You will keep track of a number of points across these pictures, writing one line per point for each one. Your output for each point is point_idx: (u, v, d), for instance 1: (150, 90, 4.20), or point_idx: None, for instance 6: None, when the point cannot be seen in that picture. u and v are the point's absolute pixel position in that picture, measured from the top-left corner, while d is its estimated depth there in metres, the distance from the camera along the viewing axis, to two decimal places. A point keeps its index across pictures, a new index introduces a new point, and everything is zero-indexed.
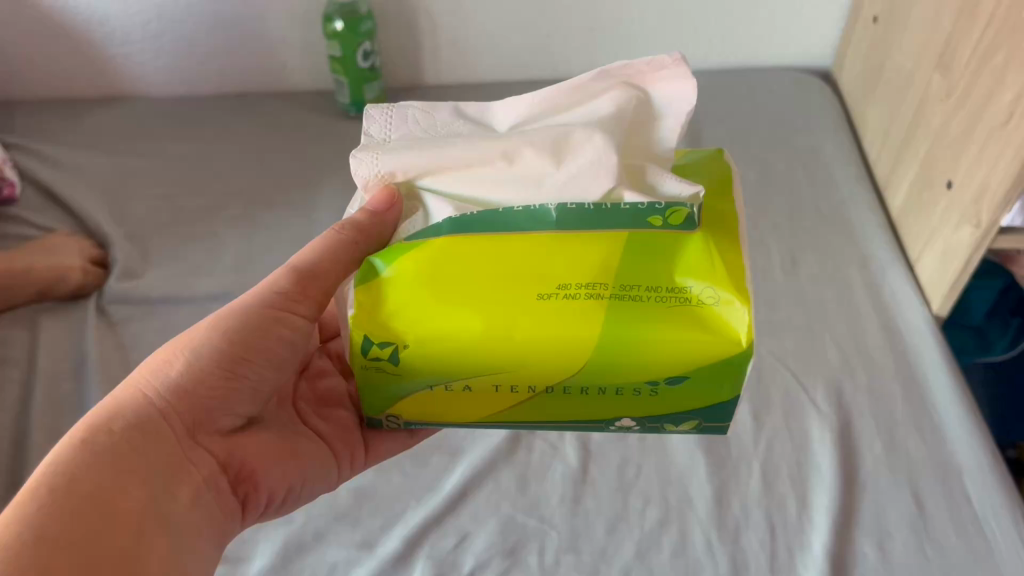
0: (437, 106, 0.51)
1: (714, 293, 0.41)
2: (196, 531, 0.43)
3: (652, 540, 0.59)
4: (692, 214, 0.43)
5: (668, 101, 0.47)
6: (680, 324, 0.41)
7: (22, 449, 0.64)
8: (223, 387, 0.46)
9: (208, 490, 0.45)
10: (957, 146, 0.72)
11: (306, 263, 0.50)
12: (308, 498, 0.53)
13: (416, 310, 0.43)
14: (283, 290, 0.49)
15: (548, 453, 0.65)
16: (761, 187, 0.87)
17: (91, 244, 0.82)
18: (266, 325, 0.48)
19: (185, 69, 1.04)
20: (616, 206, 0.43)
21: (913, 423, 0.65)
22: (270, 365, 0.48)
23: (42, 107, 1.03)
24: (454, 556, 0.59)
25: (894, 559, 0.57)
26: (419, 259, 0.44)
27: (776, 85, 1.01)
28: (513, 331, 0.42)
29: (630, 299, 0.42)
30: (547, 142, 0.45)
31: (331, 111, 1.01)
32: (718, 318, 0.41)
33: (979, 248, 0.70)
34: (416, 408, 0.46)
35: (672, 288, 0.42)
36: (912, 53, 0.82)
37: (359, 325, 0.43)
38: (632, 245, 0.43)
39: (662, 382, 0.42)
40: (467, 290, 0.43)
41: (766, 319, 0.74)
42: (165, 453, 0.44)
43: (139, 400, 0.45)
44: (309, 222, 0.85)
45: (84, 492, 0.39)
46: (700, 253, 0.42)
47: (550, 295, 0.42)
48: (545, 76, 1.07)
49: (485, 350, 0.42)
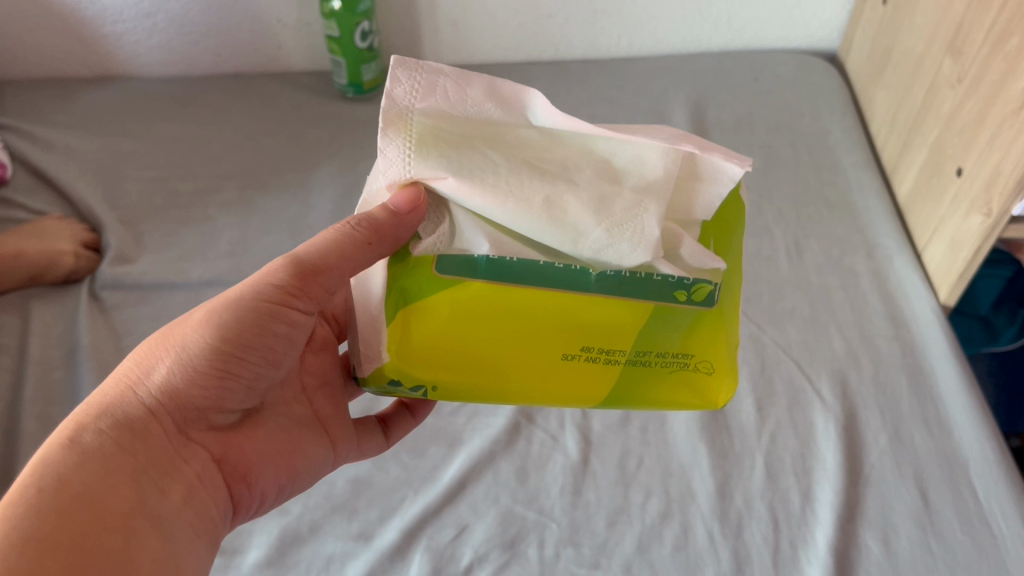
0: (469, 76, 0.44)
1: (709, 366, 0.47)
2: (191, 531, 0.41)
3: (653, 533, 0.58)
4: (713, 292, 0.45)
5: (719, 174, 0.43)
6: (677, 389, 0.47)
7: (12, 437, 0.63)
8: (219, 385, 0.43)
9: (203, 488, 0.43)
10: (968, 133, 0.71)
11: (309, 255, 0.45)
12: (306, 486, 0.51)
13: (449, 355, 0.46)
14: (281, 283, 0.44)
15: (548, 444, 0.64)
16: (765, 173, 0.86)
17: (84, 228, 0.80)
18: (263, 322, 0.44)
19: (179, 49, 1.02)
20: (649, 277, 0.44)
21: (919, 415, 0.64)
22: (268, 363, 0.45)
23: (34, 86, 1.01)
24: (452, 549, 0.58)
25: (898, 553, 0.56)
26: (454, 302, 0.45)
27: (782, 68, 0.99)
28: (534, 383, 0.47)
29: (639, 363, 0.47)
30: (593, 196, 0.42)
31: (329, 93, 0.99)
32: (710, 386, 0.47)
33: (989, 236, 0.69)
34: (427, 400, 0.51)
35: (677, 355, 0.47)
36: (923, 36, 0.80)
37: (392, 371, 0.45)
38: (654, 315, 0.46)
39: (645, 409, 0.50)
40: (497, 340, 0.46)
41: (769, 308, 0.73)
42: (157, 453, 0.41)
43: (129, 398, 0.42)
44: (305, 207, 0.83)
45: (71, 494, 0.37)
46: (708, 328, 0.46)
47: (572, 354, 0.46)
48: (546, 57, 1.05)
49: (507, 393, 0.47)
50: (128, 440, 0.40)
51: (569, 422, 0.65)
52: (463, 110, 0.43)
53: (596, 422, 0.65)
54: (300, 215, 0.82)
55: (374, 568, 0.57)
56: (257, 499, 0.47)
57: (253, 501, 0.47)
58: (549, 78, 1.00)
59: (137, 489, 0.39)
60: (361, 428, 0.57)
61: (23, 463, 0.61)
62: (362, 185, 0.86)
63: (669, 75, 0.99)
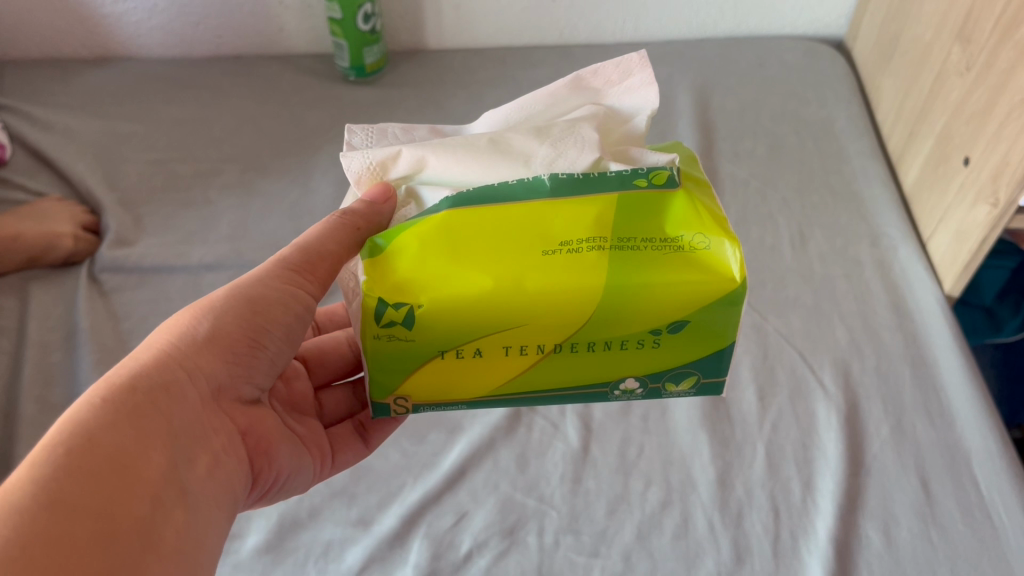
0: (413, 125, 0.51)
1: (704, 239, 0.42)
2: (213, 500, 0.41)
3: (654, 522, 0.58)
4: (673, 174, 0.44)
5: (640, 104, 0.49)
6: (679, 268, 0.41)
7: (9, 420, 0.63)
8: (247, 354, 0.45)
9: (226, 457, 0.43)
10: (976, 122, 0.70)
11: (313, 242, 0.48)
12: (290, 493, 0.51)
13: (429, 272, 0.42)
14: (293, 267, 0.48)
15: (548, 432, 0.64)
16: (769, 160, 0.85)
17: (83, 210, 0.80)
18: (286, 299, 0.47)
19: (180, 30, 1.01)
20: (603, 174, 0.44)
21: (922, 406, 0.64)
22: (285, 339, 0.47)
23: (33, 67, 1.00)
24: (451, 536, 0.58)
25: (899, 544, 0.56)
26: (421, 235, 0.42)
27: (787, 55, 0.98)
28: (523, 285, 0.41)
29: (629, 249, 0.42)
30: (530, 130, 0.46)
31: (331, 75, 0.99)
32: (711, 260, 0.42)
33: (995, 226, 0.68)
34: (424, 383, 0.45)
35: (666, 238, 0.42)
36: (932, 23, 0.79)
37: (371, 290, 0.42)
38: (622, 205, 0.43)
39: (663, 330, 0.42)
40: (471, 248, 0.42)
41: (772, 297, 0.72)
42: (188, 414, 0.41)
43: (161, 358, 0.42)
44: (306, 190, 0.83)
45: (103, 452, 0.36)
46: (686, 206, 0.43)
47: (555, 251, 0.42)
48: (550, 42, 1.04)
49: (497, 306, 0.41)
50: (163, 401, 0.40)
51: (570, 409, 0.65)
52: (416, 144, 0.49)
53: (596, 410, 0.65)
54: (301, 199, 0.82)
55: (373, 555, 0.57)
56: (271, 479, 0.47)
57: (268, 480, 0.47)
58: (552, 63, 0.99)
59: (167, 453, 0.39)
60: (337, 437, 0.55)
61: (20, 447, 0.61)
62: None
63: (674, 61, 0.98)
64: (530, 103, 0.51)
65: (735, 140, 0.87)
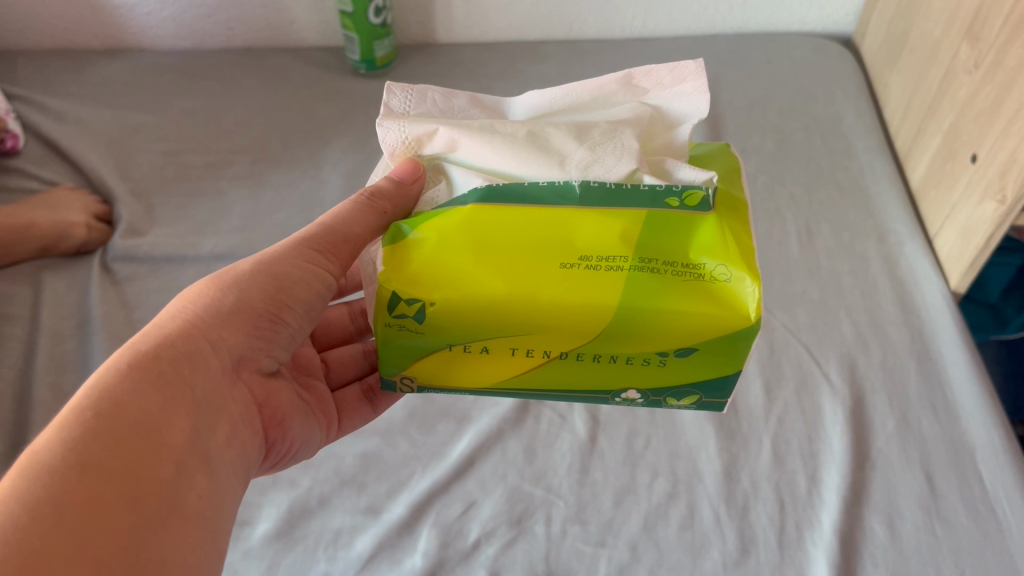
0: (454, 91, 0.51)
1: (725, 270, 0.42)
2: (230, 468, 0.41)
3: (660, 512, 0.58)
4: (708, 196, 0.43)
5: (686, 113, 0.48)
6: (696, 298, 0.42)
7: (23, 406, 0.63)
8: (268, 327, 0.46)
9: (242, 430, 0.44)
10: (984, 119, 0.71)
11: (339, 224, 0.49)
12: (303, 456, 0.52)
13: (446, 270, 0.43)
14: (317, 247, 0.48)
15: (556, 423, 0.64)
16: (777, 156, 0.85)
17: (95, 200, 0.80)
18: (308, 277, 0.47)
19: (191, 22, 1.01)
20: (636, 187, 0.43)
21: (926, 401, 0.64)
22: (306, 315, 0.48)
23: (46, 57, 1.00)
24: (459, 525, 0.58)
25: (903, 537, 0.57)
26: (440, 231, 0.44)
27: (796, 51, 0.99)
28: (537, 295, 0.42)
29: (648, 270, 0.42)
30: (571, 127, 0.46)
31: (341, 68, 0.99)
32: (728, 293, 0.42)
33: (1001, 224, 0.69)
34: (431, 370, 0.46)
35: (687, 264, 0.42)
36: (941, 20, 0.79)
37: (388, 282, 0.43)
38: (648, 223, 0.43)
39: (671, 354, 0.43)
40: (491, 250, 0.43)
41: (779, 292, 0.73)
42: (209, 384, 0.42)
43: (187, 328, 0.43)
44: (316, 182, 0.83)
45: (131, 417, 0.37)
46: (714, 234, 0.43)
47: (573, 265, 0.42)
48: (559, 36, 1.05)
49: (510, 310, 0.42)
50: (186, 369, 0.41)
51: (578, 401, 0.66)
52: (454, 115, 0.50)
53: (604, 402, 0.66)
54: (311, 191, 0.82)
55: (382, 543, 0.57)
56: (283, 451, 0.49)
57: (279, 452, 0.49)
58: (562, 58, 1.00)
59: (190, 421, 0.39)
60: (344, 404, 0.56)
61: (34, 433, 0.61)
62: (372, 162, 0.86)
63: (683, 56, 0.98)
64: (578, 93, 0.51)
65: (744, 135, 0.88)
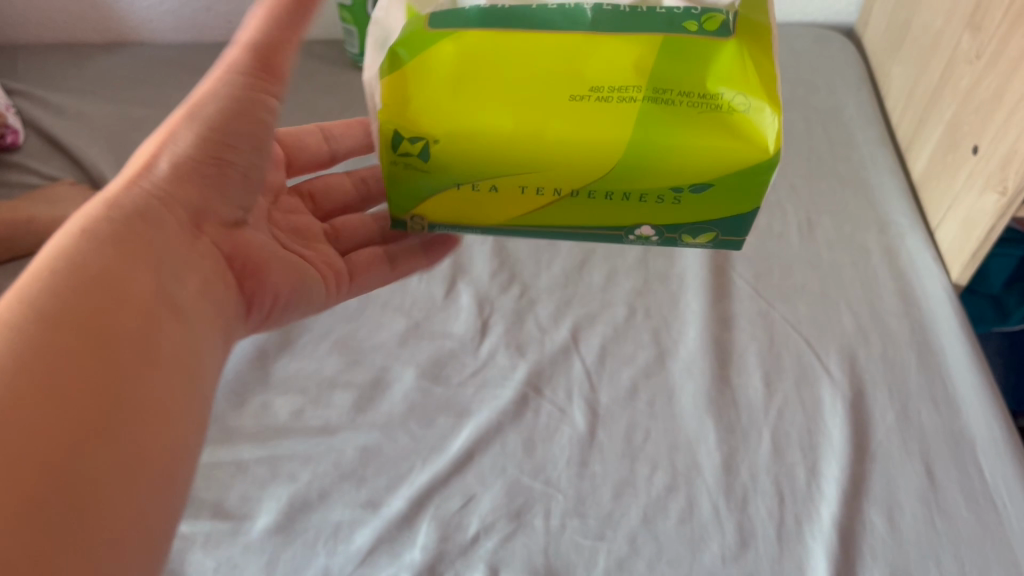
0: None
1: (745, 99, 0.44)
2: (185, 349, 0.42)
3: (659, 505, 0.59)
4: (727, 20, 0.45)
5: None
6: (713, 130, 0.43)
7: None
8: (214, 170, 0.48)
9: (206, 299, 0.46)
10: (985, 110, 0.70)
11: (258, 38, 0.48)
12: (293, 315, 0.55)
13: (444, 107, 0.44)
14: (244, 67, 0.48)
15: (556, 416, 0.64)
16: (778, 147, 0.85)
17: (96, 194, 0.80)
18: (248, 107, 0.48)
19: (191, 15, 1.01)
20: (651, 11, 0.46)
21: (928, 393, 0.64)
22: (251, 146, 0.49)
23: (46, 50, 1.00)
24: (459, 518, 0.58)
25: (903, 530, 0.57)
26: (456, 43, 0.45)
27: (797, 41, 0.98)
28: (547, 132, 0.43)
29: (661, 101, 0.44)
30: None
31: (341, 61, 0.99)
32: (743, 122, 0.44)
33: (1003, 215, 0.68)
34: (443, 210, 0.48)
35: (704, 95, 0.44)
36: (943, 10, 0.79)
37: (388, 119, 0.44)
38: (665, 48, 0.45)
39: (686, 188, 0.45)
40: (504, 82, 0.44)
41: (779, 285, 0.72)
42: (146, 268, 0.42)
43: (112, 217, 0.43)
44: None
45: (58, 315, 0.37)
46: (733, 61, 0.44)
47: (584, 97, 0.44)
48: None
49: (519, 146, 0.43)
50: (121, 263, 0.41)
51: (577, 393, 0.65)
52: None
53: (604, 394, 0.65)
54: None
55: (382, 536, 0.58)
56: (267, 302, 0.52)
57: (263, 301, 0.52)
58: None
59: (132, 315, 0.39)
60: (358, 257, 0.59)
61: None
62: None
63: None
64: None
65: None
